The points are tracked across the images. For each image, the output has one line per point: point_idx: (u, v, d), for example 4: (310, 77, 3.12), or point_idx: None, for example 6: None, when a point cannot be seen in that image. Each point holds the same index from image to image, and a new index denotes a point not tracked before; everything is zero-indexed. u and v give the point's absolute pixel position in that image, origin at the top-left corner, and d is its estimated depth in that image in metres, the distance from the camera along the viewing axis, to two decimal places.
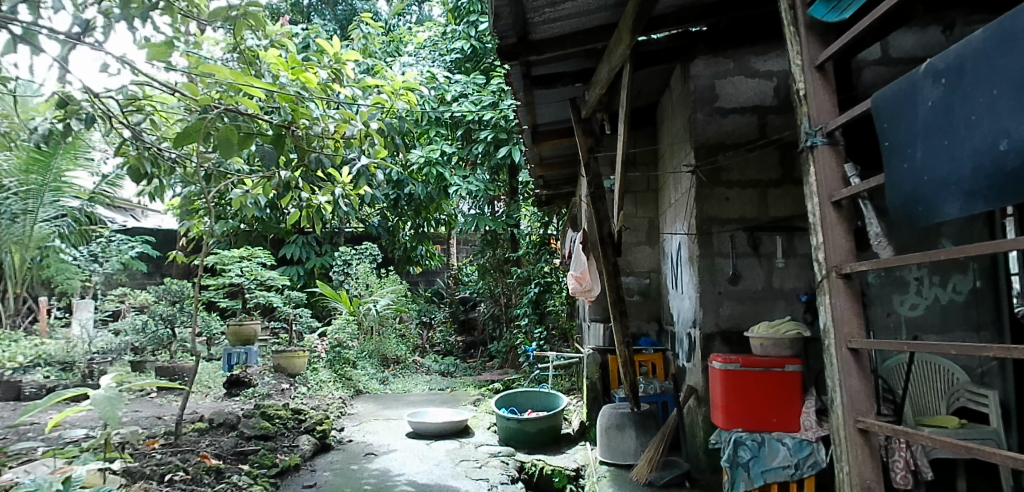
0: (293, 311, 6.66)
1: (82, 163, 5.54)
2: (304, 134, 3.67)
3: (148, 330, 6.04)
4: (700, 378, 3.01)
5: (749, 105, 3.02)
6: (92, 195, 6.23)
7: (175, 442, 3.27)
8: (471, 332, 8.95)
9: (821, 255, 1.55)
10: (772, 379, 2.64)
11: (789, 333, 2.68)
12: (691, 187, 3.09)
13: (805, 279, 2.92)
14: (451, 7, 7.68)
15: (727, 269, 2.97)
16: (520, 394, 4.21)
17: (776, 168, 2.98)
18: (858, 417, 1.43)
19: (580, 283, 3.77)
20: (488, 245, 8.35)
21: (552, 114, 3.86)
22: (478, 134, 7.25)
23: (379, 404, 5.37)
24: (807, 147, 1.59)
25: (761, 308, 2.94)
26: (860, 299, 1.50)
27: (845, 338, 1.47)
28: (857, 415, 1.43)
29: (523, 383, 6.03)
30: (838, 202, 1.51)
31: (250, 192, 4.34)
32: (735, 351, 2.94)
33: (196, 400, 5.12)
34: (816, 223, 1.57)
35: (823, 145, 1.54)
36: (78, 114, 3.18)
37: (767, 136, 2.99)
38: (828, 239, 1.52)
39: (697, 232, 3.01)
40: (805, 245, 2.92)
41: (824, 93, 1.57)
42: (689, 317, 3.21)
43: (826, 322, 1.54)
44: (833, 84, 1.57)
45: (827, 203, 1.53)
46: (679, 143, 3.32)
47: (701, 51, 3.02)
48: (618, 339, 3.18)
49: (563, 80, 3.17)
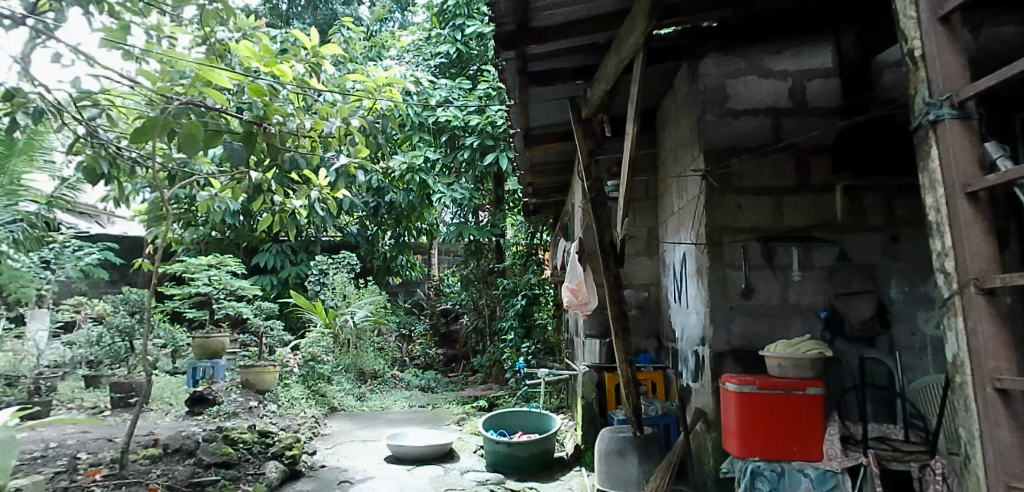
0: (265, 323, 6.29)
1: (41, 166, 4.68)
2: (275, 132, 3.33)
3: (105, 342, 5.69)
4: (709, 400, 2.77)
5: (763, 106, 2.80)
6: (52, 201, 5.31)
7: (120, 473, 2.94)
8: (453, 345, 8.63)
9: (951, 263, 1.33)
10: (792, 404, 2.41)
11: (810, 353, 2.45)
12: (699, 193, 2.86)
13: (823, 294, 2.73)
14: (436, 10, 7.38)
15: (740, 282, 2.75)
16: (509, 415, 3.92)
17: (791, 175, 2.78)
18: (1008, 475, 1.22)
19: (575, 296, 3.54)
20: (472, 256, 8.06)
21: (547, 116, 3.60)
22: (464, 141, 6.99)
23: (356, 422, 5.04)
24: (928, 121, 1.38)
25: (776, 324, 2.72)
26: (1007, 320, 1.27)
27: (991, 375, 1.24)
28: (1008, 475, 1.21)
29: (508, 400, 5.76)
30: (975, 192, 1.29)
31: (218, 194, 4.00)
32: (747, 371, 2.71)
33: (156, 419, 4.74)
34: (943, 221, 1.35)
35: (952, 119, 1.33)
36: (25, 107, 2.85)
37: (781, 140, 2.78)
38: (963, 243, 1.30)
39: (708, 242, 2.77)
40: (823, 257, 2.73)
41: (950, 54, 1.35)
42: (696, 334, 2.98)
43: (960, 352, 1.33)
44: (958, 39, 1.35)
45: (961, 193, 1.31)
46: (684, 146, 3.10)
47: (711, 48, 2.81)
48: (619, 358, 2.91)
49: (563, 77, 2.93)
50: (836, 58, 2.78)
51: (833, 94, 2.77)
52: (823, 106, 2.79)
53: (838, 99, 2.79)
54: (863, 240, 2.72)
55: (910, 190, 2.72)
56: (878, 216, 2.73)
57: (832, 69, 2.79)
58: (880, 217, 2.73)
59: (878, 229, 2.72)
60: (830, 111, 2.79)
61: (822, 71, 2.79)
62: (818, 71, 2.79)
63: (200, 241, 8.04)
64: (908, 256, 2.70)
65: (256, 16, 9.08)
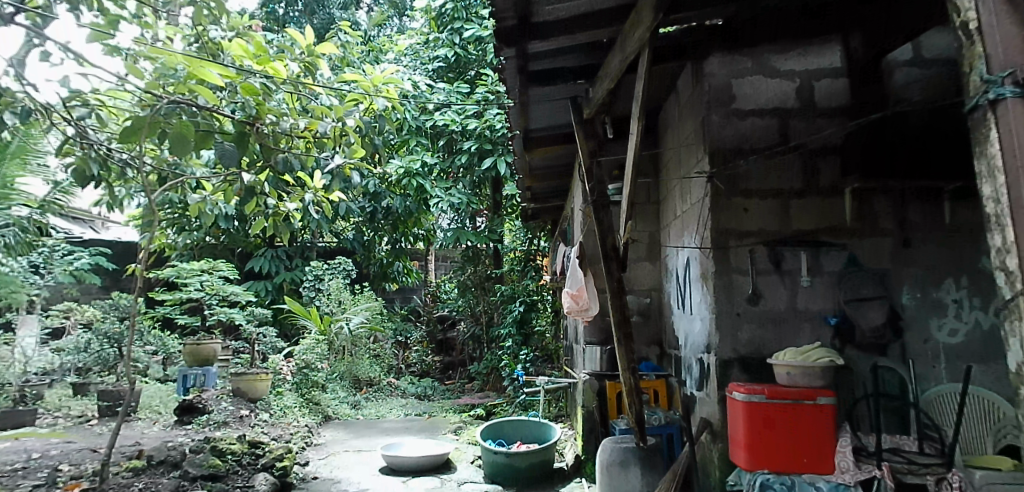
0: (258, 329, 6.15)
1: (33, 169, 4.68)
2: (269, 133, 3.23)
3: (93, 349, 5.55)
4: (715, 410, 2.67)
5: (769, 106, 2.73)
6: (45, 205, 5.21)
7: (101, 487, 2.83)
8: (449, 352, 8.53)
9: (1013, 260, 1.22)
10: (801, 414, 2.33)
11: (821, 361, 2.37)
12: (704, 196, 2.78)
13: (832, 300, 2.64)
14: (434, 14, 7.32)
15: (746, 288, 2.66)
16: (507, 423, 3.82)
17: (799, 177, 2.70)
18: None
19: (576, 302, 3.43)
20: (469, 262, 7.94)
21: (546, 117, 3.52)
22: (461, 145, 6.93)
23: (350, 432, 4.92)
24: (987, 101, 1.26)
25: (783, 331, 2.63)
26: None
27: None
28: None
29: (506, 409, 5.65)
30: None
31: (211, 196, 3.87)
32: (755, 380, 2.62)
33: (143, 428, 4.62)
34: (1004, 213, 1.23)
35: (1015, 98, 1.21)
36: (12, 107, 2.77)
37: (789, 141, 2.70)
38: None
39: (714, 246, 2.69)
40: (832, 262, 2.64)
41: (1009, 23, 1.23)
42: (700, 341, 2.88)
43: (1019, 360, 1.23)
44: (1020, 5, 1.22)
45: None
46: (688, 148, 3.02)
47: (717, 47, 2.74)
48: (622, 367, 2.81)
49: (564, 76, 2.85)
50: (845, 58, 2.72)
51: (841, 94, 2.71)
52: (830, 107, 2.72)
53: (845, 99, 2.71)
54: (873, 245, 2.64)
55: (920, 193, 2.64)
56: (888, 220, 2.65)
57: (840, 69, 2.73)
58: (890, 220, 2.65)
59: (887, 233, 2.64)
60: (838, 111, 2.71)
61: (830, 70, 2.73)
62: (826, 71, 2.73)
63: (194, 245, 7.93)
64: (920, 261, 2.62)
65: (253, 20, 9.05)
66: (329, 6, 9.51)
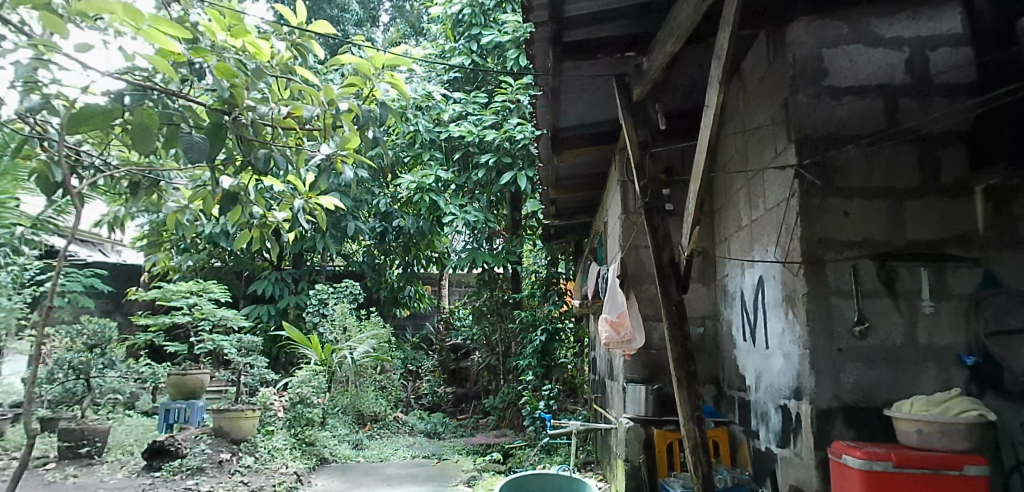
0: (246, 359, 5.50)
1: (25, 188, 4.01)
2: (247, 122, 2.63)
3: (58, 379, 4.93)
4: (811, 477, 2.02)
5: (872, 83, 2.14)
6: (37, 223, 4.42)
7: None
8: (463, 383, 7.92)
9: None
10: (941, 488, 1.69)
11: (966, 416, 1.73)
12: (789, 197, 2.18)
13: (963, 333, 1.99)
14: (451, 21, 6.84)
15: (849, 315, 2.05)
16: (532, 479, 3.16)
17: (913, 172, 2.08)
18: None
19: (617, 333, 2.88)
20: (485, 286, 7.34)
21: (582, 112, 2.98)
22: (478, 158, 6.47)
23: (347, 481, 4.31)
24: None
25: (900, 374, 2.00)
26: None
27: None
28: None
29: (525, 452, 5.02)
30: None
31: (189, 206, 3.36)
32: (862, 438, 1.98)
33: (105, 476, 4.11)
34: None
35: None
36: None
37: (898, 125, 2.11)
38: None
39: (806, 260, 2.08)
40: (961, 282, 2.01)
41: None
42: (781, 383, 2.25)
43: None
44: None
45: None
46: (761, 139, 2.43)
47: (803, 10, 2.16)
48: (682, 416, 2.18)
49: (609, 48, 2.32)
50: (966, 22, 2.13)
51: (964, 67, 2.11)
52: (950, 83, 2.12)
53: (969, 72, 2.11)
54: (1015, 260, 2.01)
55: None
56: None
57: (961, 36, 2.13)
58: None
59: None
60: (959, 89, 2.12)
61: (949, 38, 2.13)
62: (943, 39, 2.13)
63: (197, 268, 7.51)
64: None
65: None
66: (344, 23, 9.17)
